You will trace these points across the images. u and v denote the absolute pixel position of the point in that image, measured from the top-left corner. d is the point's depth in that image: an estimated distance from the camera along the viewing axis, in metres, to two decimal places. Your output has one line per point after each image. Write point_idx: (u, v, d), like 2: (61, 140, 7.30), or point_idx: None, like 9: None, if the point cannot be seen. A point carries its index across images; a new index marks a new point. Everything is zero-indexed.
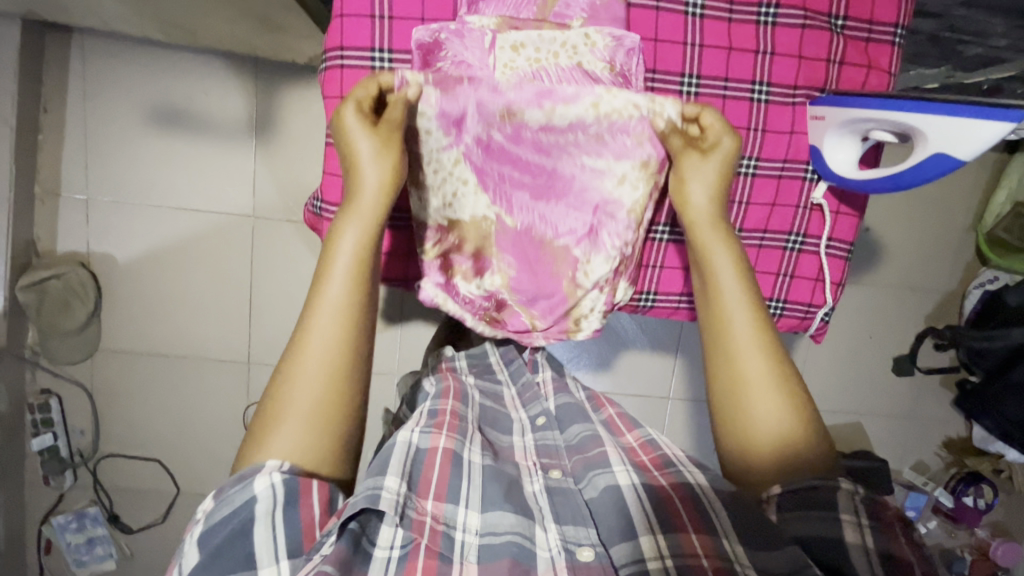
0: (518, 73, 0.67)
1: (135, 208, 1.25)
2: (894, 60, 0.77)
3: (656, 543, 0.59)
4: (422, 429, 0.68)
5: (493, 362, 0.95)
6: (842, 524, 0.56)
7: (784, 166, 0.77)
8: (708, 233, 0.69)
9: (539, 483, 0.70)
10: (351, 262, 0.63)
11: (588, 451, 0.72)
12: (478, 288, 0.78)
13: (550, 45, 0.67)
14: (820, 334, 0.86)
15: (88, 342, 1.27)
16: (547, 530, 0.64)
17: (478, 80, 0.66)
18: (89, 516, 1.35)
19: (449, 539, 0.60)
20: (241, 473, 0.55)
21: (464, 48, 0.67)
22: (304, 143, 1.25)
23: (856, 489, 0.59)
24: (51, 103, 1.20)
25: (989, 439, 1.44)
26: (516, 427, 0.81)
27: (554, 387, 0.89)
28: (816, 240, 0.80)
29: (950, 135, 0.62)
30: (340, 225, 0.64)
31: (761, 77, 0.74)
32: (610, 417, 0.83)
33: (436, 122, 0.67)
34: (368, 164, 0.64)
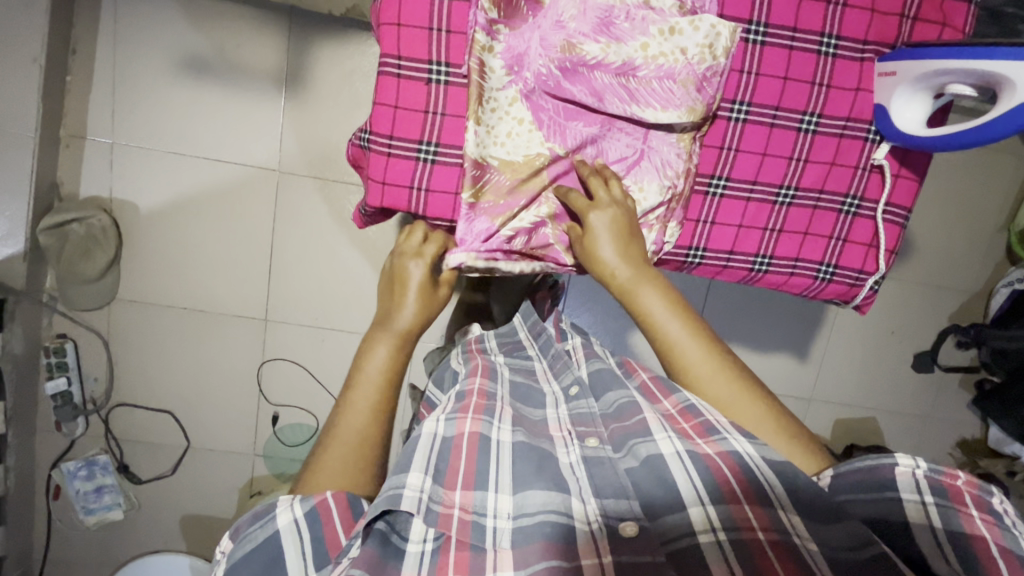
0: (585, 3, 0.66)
1: (160, 155, 1.23)
2: (969, 20, 0.74)
3: (707, 516, 0.57)
4: (447, 416, 0.67)
5: (522, 338, 0.97)
6: (902, 504, 0.56)
7: (847, 123, 0.75)
8: (632, 280, 0.69)
9: (575, 453, 0.67)
10: (384, 365, 0.68)
11: (627, 420, 0.69)
12: (515, 224, 0.73)
13: None
14: (865, 305, 0.84)
15: (106, 288, 1.26)
16: (585, 503, 0.59)
17: (546, 33, 0.66)
18: (98, 465, 1.34)
19: (480, 527, 0.57)
20: (258, 511, 0.55)
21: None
22: (335, 98, 1.23)
23: (918, 464, 0.57)
24: (81, 44, 1.19)
25: (1005, 441, 1.43)
26: (549, 400, 0.79)
27: (584, 353, 0.85)
28: (872, 204, 0.78)
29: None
30: (373, 342, 0.70)
31: (830, 29, 0.72)
32: (644, 384, 0.76)
33: (500, 61, 0.66)
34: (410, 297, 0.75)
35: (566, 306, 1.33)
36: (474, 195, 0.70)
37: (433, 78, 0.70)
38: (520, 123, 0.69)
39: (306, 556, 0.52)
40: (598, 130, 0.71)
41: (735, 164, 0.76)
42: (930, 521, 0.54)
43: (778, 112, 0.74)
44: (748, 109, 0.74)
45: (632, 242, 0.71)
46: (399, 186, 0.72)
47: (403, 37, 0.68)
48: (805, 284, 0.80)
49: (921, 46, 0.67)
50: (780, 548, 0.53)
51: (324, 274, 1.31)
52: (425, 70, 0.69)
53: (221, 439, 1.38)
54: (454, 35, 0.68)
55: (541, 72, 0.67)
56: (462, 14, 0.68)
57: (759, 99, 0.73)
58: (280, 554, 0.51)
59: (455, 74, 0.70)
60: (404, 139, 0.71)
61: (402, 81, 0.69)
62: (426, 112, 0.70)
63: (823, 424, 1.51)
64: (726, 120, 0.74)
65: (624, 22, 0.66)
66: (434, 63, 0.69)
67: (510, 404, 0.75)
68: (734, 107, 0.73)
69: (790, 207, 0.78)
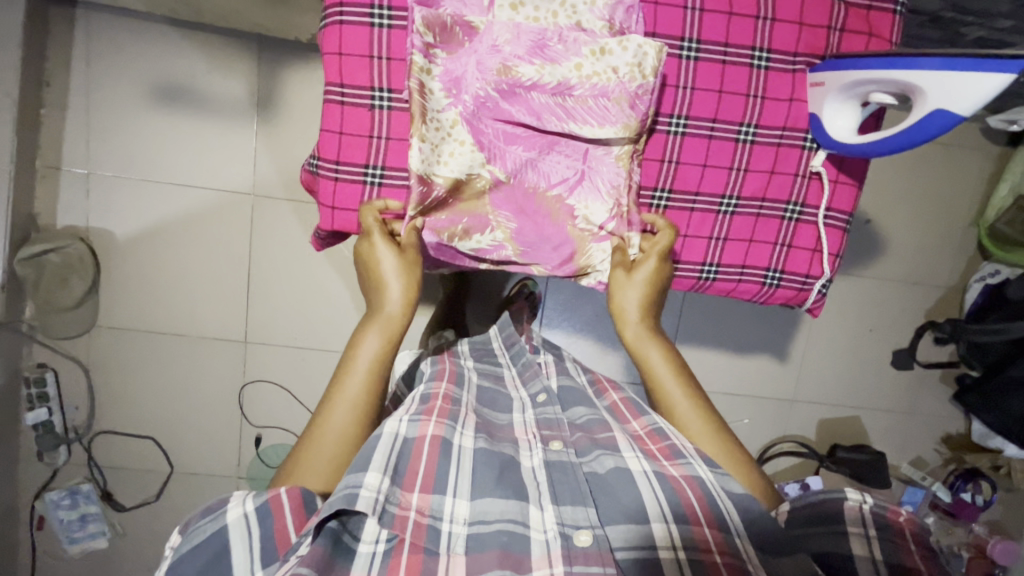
0: (517, 27, 0.68)
1: (135, 183, 1.25)
2: (895, 29, 0.76)
3: (670, 532, 0.58)
4: (411, 417, 0.67)
5: (495, 346, 0.99)
6: (848, 538, 0.60)
7: (783, 134, 0.77)
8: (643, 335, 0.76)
9: (538, 457, 0.67)
10: (371, 359, 0.67)
11: (595, 433, 0.72)
12: (474, 246, 0.77)
13: (549, 5, 0.69)
14: (817, 307, 0.86)
15: (85, 317, 1.27)
16: (543, 511, 0.61)
17: (482, 56, 0.68)
18: (82, 493, 1.34)
19: (435, 531, 0.57)
20: (210, 505, 0.56)
21: (461, 6, 0.69)
22: (304, 120, 1.25)
23: (867, 500, 0.62)
24: (54, 76, 1.20)
25: (988, 435, 1.43)
26: (516, 405, 0.80)
27: (555, 368, 0.88)
28: (814, 210, 0.80)
29: (948, 89, 0.60)
30: (363, 330, 0.69)
31: (761, 43, 0.74)
32: (613, 403, 0.82)
33: (438, 82, 0.69)
34: (393, 280, 0.70)
35: (543, 316, 1.34)
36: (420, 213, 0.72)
37: (376, 104, 0.73)
38: (458, 151, 0.71)
39: (252, 550, 0.53)
40: (537, 153, 0.73)
41: (676, 176, 0.78)
42: (871, 553, 0.59)
43: (715, 125, 0.76)
44: (685, 122, 0.76)
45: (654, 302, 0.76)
46: (348, 210, 0.76)
47: (344, 65, 0.72)
48: (753, 290, 0.82)
49: (850, 55, 0.69)
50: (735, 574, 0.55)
51: (302, 294, 1.32)
52: (368, 97, 0.73)
53: (204, 462, 1.38)
54: (393, 62, 0.72)
55: (474, 94, 0.69)
56: (400, 42, 0.71)
57: (696, 113, 0.75)
58: (226, 548, 0.53)
59: (397, 99, 0.73)
60: (349, 164, 0.75)
61: (346, 108, 0.73)
62: (370, 137, 0.74)
63: (807, 425, 1.51)
64: (665, 134, 0.76)
65: (555, 45, 0.68)
66: (375, 90, 0.73)
67: (475, 410, 0.76)
68: (671, 121, 0.75)
69: (732, 215, 0.79)
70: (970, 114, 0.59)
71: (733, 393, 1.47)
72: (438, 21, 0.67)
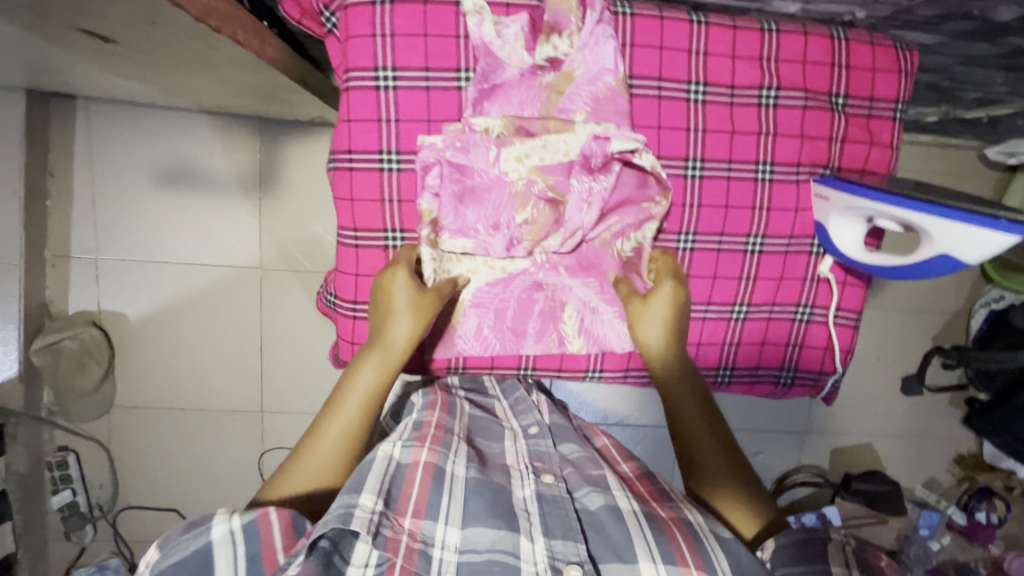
0: (528, 179, 0.74)
1: (146, 265, 1.26)
2: (895, 132, 0.80)
3: (656, 567, 0.59)
4: (404, 443, 0.69)
5: (483, 374, 0.95)
6: (831, 570, 0.62)
7: (790, 242, 0.80)
8: (664, 360, 0.76)
9: (530, 488, 0.69)
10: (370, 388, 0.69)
11: (586, 470, 0.73)
12: (515, 190, 0.75)
13: (553, 155, 0.73)
14: (832, 397, 0.88)
15: (104, 399, 1.29)
16: (533, 543, 0.62)
17: (486, 183, 0.75)
18: (110, 569, 1.34)
19: (426, 557, 0.59)
20: (193, 522, 0.58)
21: (469, 160, 0.73)
22: (308, 195, 1.26)
23: (849, 540, 0.67)
24: (57, 167, 1.21)
25: (1001, 456, 1.47)
26: (507, 435, 0.80)
27: (548, 406, 0.88)
28: (823, 310, 0.83)
29: (958, 239, 0.62)
30: (365, 358, 0.71)
31: (765, 157, 0.77)
32: (605, 448, 0.87)
33: (452, 223, 0.76)
34: (404, 316, 0.71)
35: None
36: (432, 221, 0.75)
37: (390, 244, 0.78)
38: (478, 274, 0.80)
39: (238, 569, 0.55)
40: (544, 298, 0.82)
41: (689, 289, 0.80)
42: None
43: (723, 238, 0.79)
44: (694, 238, 0.79)
45: (676, 324, 0.77)
46: None
47: (357, 210, 0.77)
48: (768, 389, 0.85)
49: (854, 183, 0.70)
50: None
51: (314, 363, 1.33)
52: (382, 238, 0.78)
53: None
54: (404, 203, 0.77)
55: (499, 244, 0.77)
56: (410, 183, 0.77)
57: (703, 229, 0.79)
58: (209, 563, 0.55)
59: (410, 237, 0.78)
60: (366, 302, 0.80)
61: (361, 250, 0.78)
62: None
63: (820, 454, 1.52)
64: (674, 250, 0.80)
65: (552, 185, 0.75)
66: (389, 231, 0.78)
67: (466, 440, 0.76)
68: (680, 238, 0.80)
69: (745, 321, 0.82)
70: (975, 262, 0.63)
71: (746, 428, 1.49)
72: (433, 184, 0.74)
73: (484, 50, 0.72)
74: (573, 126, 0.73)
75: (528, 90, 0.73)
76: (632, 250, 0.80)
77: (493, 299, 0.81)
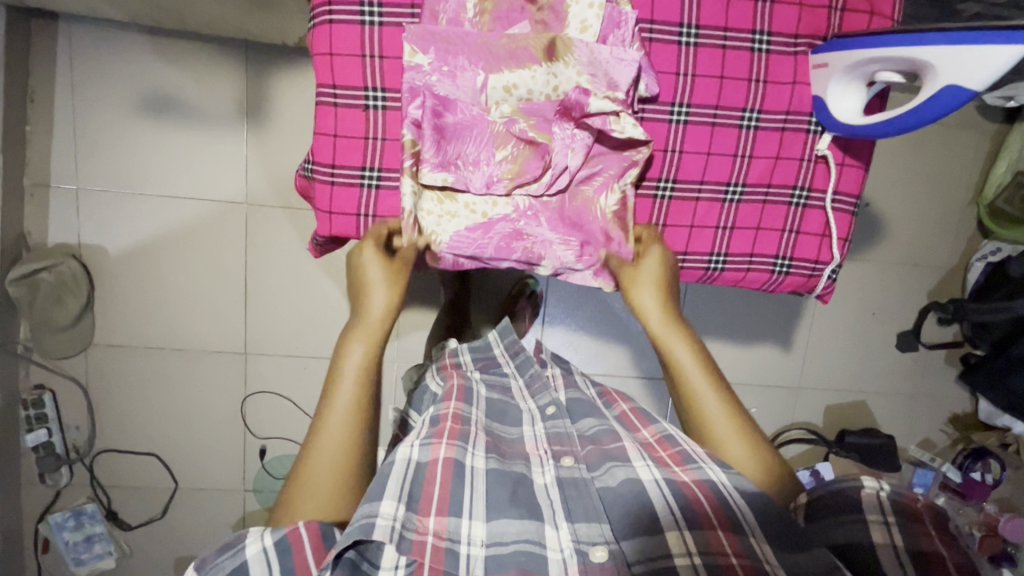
0: (508, 118, 0.73)
1: (128, 197, 1.23)
2: (897, 5, 0.77)
3: (683, 537, 0.58)
4: (422, 442, 0.66)
5: (497, 354, 0.96)
6: (867, 526, 0.59)
7: (787, 117, 0.77)
8: (665, 328, 0.73)
9: (550, 474, 0.68)
10: (359, 368, 0.64)
11: (605, 444, 0.71)
12: (500, 120, 0.72)
13: (542, 87, 0.71)
14: (827, 294, 0.86)
15: (82, 334, 1.25)
16: (558, 530, 0.61)
17: (473, 112, 0.72)
18: (86, 514, 1.32)
19: (454, 554, 0.57)
20: (227, 542, 0.54)
21: (454, 88, 0.71)
22: (295, 125, 1.22)
23: (882, 486, 0.63)
24: (38, 92, 1.18)
25: (995, 414, 1.44)
26: (525, 418, 0.79)
27: (562, 381, 0.87)
28: (821, 194, 0.80)
29: (962, 65, 0.59)
30: (347, 341, 0.66)
31: (761, 27, 0.75)
32: (624, 414, 0.81)
33: (433, 154, 0.71)
34: (379, 289, 0.69)
35: (545, 317, 1.33)
36: (416, 148, 0.70)
37: (371, 104, 0.73)
38: (458, 218, 0.74)
39: None
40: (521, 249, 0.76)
41: (681, 165, 0.78)
42: (892, 539, 0.58)
43: (718, 111, 0.76)
44: (687, 110, 0.76)
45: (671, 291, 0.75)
46: (346, 215, 0.75)
47: (336, 66, 0.71)
48: (762, 278, 0.82)
49: (849, 36, 0.69)
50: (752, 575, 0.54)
51: (300, 304, 1.30)
52: (362, 97, 0.72)
53: (209, 477, 1.36)
54: (387, 60, 0.71)
55: (480, 181, 0.73)
56: (393, 40, 0.71)
57: (698, 100, 0.76)
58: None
59: (392, 98, 0.72)
60: (346, 167, 0.74)
61: (340, 110, 0.72)
62: (366, 138, 0.73)
63: (814, 412, 1.50)
64: (667, 123, 0.76)
65: (534, 125, 0.73)
66: (369, 89, 0.72)
67: (485, 427, 0.75)
68: (673, 110, 0.76)
69: (740, 202, 0.80)
70: (985, 89, 0.59)
71: (739, 383, 1.46)
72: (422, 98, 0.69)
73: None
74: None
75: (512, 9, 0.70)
76: (616, 203, 0.76)
77: (470, 245, 0.75)
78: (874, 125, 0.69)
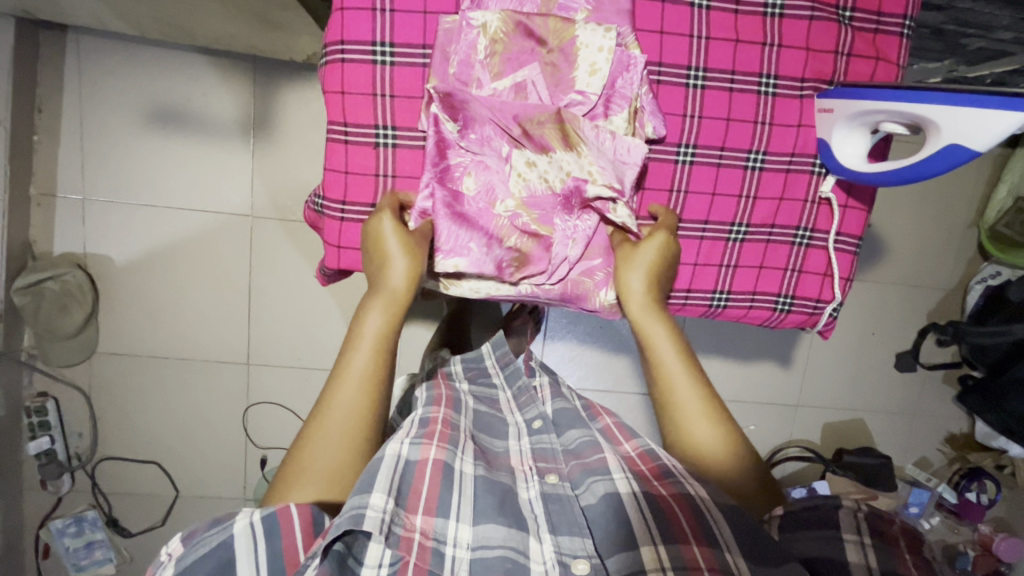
0: (513, 212, 0.73)
1: (134, 208, 1.24)
2: (902, 51, 0.78)
3: (658, 554, 0.58)
4: (412, 440, 0.66)
5: (489, 365, 0.96)
6: (843, 546, 0.59)
7: (792, 159, 0.78)
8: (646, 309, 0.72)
9: (535, 488, 0.69)
10: (375, 340, 0.65)
11: (586, 458, 0.72)
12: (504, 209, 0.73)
13: (556, 172, 0.73)
14: (828, 329, 0.87)
15: (85, 343, 1.25)
16: (541, 543, 0.62)
17: (495, 183, 0.73)
18: (88, 521, 1.33)
19: (439, 554, 0.58)
20: (217, 517, 0.55)
21: (483, 154, 0.72)
22: (301, 141, 1.23)
23: (861, 508, 0.64)
24: (45, 102, 1.18)
25: (991, 435, 1.45)
26: (512, 432, 0.81)
27: (550, 392, 0.89)
28: (824, 235, 0.81)
29: (963, 127, 0.60)
30: (368, 305, 0.66)
31: (768, 70, 0.76)
32: (607, 427, 0.82)
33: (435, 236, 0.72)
34: (398, 257, 0.66)
35: (546, 332, 1.34)
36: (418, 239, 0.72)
37: (380, 142, 0.73)
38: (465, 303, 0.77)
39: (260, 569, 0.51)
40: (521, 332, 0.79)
41: (686, 206, 0.78)
42: (867, 561, 0.57)
43: (724, 153, 0.77)
44: (693, 151, 0.76)
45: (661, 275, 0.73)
46: (354, 249, 0.75)
47: (347, 104, 0.72)
48: (764, 316, 0.83)
49: (857, 86, 0.69)
50: None
51: (303, 316, 1.31)
52: (372, 135, 0.73)
53: (209, 485, 1.37)
54: (398, 99, 0.72)
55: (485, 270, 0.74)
56: (404, 79, 0.72)
57: (704, 142, 0.76)
58: (232, 561, 0.51)
59: (402, 136, 0.73)
60: (356, 203, 0.74)
61: (350, 147, 0.73)
62: (375, 175, 0.74)
63: (812, 429, 1.51)
64: (673, 164, 0.77)
65: (537, 218, 0.74)
66: (380, 128, 0.73)
67: (472, 436, 0.76)
68: (680, 151, 0.76)
69: (743, 241, 0.80)
70: (986, 151, 0.60)
71: (738, 399, 1.47)
72: (452, 163, 0.72)
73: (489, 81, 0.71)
74: (579, 32, 0.70)
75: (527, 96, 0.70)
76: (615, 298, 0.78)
77: None
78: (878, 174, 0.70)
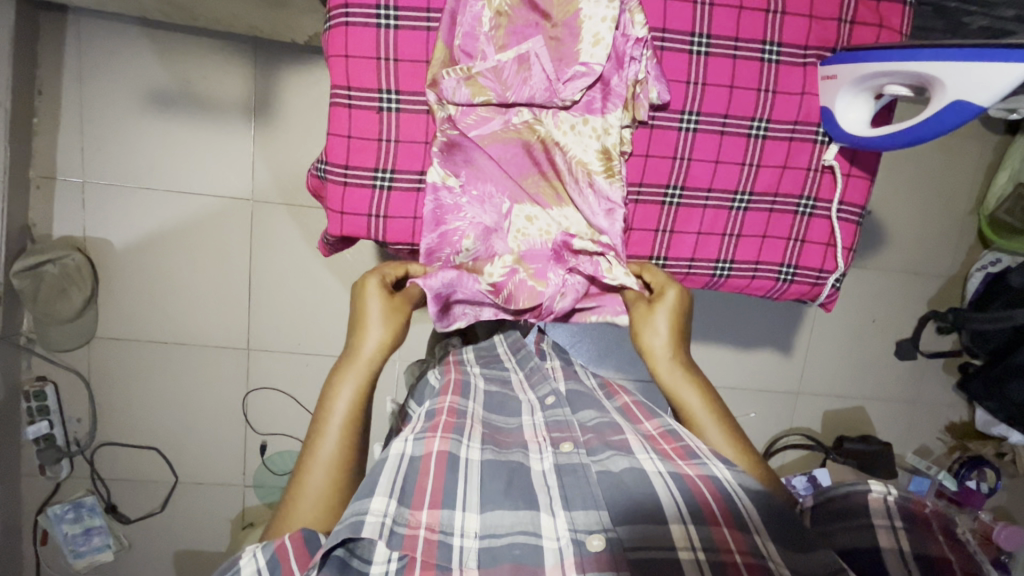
0: (511, 268, 0.75)
1: (134, 191, 1.23)
2: (905, 19, 0.78)
3: (688, 533, 0.57)
4: (416, 436, 0.67)
5: (500, 352, 0.97)
6: (875, 532, 0.61)
7: (795, 127, 0.78)
8: (672, 370, 0.72)
9: (548, 460, 0.68)
10: (347, 409, 0.63)
11: (607, 435, 0.70)
12: (488, 280, 0.75)
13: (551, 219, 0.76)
14: (830, 302, 0.87)
15: (84, 328, 1.25)
16: (554, 518, 0.62)
17: (495, 236, 0.75)
18: (86, 507, 1.32)
19: (447, 547, 0.57)
20: (222, 565, 0.54)
21: (481, 212, 0.74)
22: (303, 123, 1.23)
23: (890, 491, 0.64)
24: (46, 84, 1.18)
25: (992, 423, 1.45)
26: (525, 408, 0.80)
27: (563, 373, 0.86)
28: (826, 204, 0.81)
29: (969, 81, 0.61)
30: (339, 378, 0.65)
31: (772, 37, 0.76)
32: (626, 405, 0.80)
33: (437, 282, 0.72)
34: (376, 325, 0.66)
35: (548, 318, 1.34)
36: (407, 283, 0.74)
37: (384, 106, 0.73)
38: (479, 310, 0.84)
39: None
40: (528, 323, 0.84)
41: (689, 173, 0.78)
42: (898, 545, 0.59)
43: (728, 119, 0.77)
44: (697, 118, 0.77)
45: (681, 331, 0.73)
46: (357, 215, 0.75)
47: (351, 67, 0.71)
48: (767, 286, 0.83)
49: (858, 50, 0.70)
50: (756, 572, 0.54)
51: (303, 301, 1.30)
52: (376, 99, 0.73)
53: (209, 471, 1.36)
54: (401, 63, 0.72)
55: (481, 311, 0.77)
56: (408, 43, 0.72)
57: (708, 109, 0.76)
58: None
59: (405, 100, 0.73)
60: (358, 168, 0.74)
61: (353, 111, 0.73)
62: (379, 140, 0.74)
63: (812, 417, 1.51)
64: (676, 130, 0.77)
65: (532, 273, 0.76)
66: (383, 91, 0.72)
67: (481, 419, 0.76)
68: (683, 117, 0.76)
69: (746, 211, 0.80)
70: (991, 105, 0.60)
71: (738, 387, 1.47)
72: (451, 228, 0.74)
73: (489, 136, 0.73)
74: (582, 4, 0.70)
75: (517, 154, 0.74)
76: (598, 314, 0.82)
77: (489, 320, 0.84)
78: (883, 138, 0.69)
